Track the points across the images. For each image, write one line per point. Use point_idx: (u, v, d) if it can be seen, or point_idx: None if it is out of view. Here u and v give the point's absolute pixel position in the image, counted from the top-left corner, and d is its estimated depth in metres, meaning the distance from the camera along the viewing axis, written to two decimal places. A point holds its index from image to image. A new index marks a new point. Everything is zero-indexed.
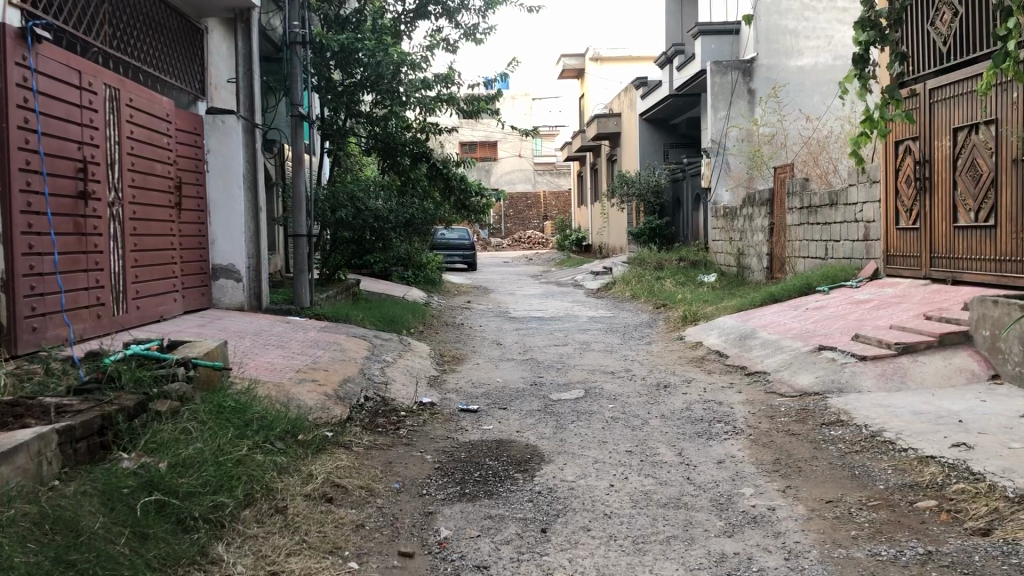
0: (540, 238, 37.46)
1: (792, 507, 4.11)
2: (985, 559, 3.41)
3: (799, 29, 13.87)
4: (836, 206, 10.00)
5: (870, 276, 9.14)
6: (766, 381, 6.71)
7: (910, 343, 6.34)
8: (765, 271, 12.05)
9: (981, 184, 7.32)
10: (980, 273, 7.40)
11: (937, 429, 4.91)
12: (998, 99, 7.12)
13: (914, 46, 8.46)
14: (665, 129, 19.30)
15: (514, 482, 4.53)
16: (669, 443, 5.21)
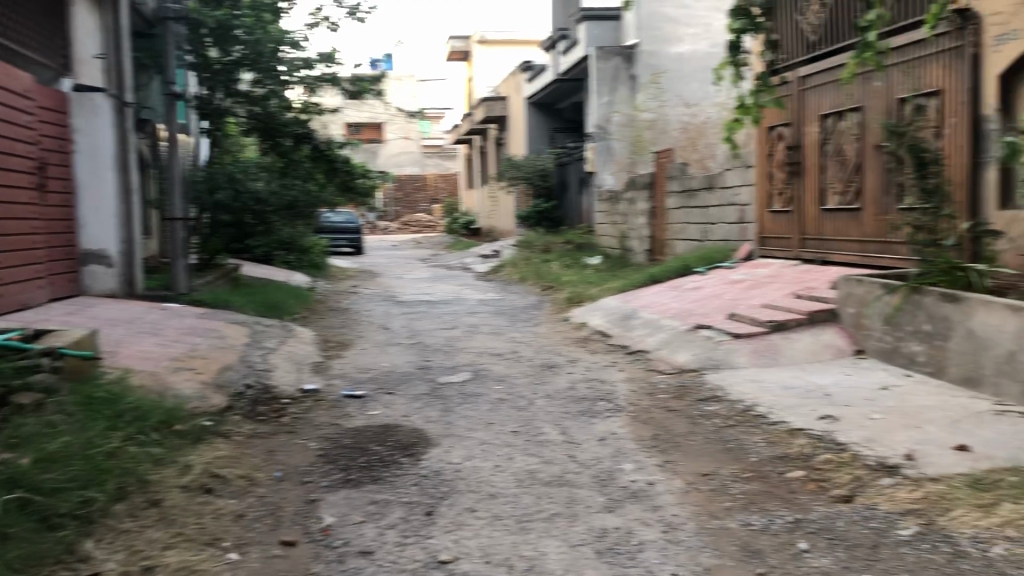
0: (428, 221, 37.34)
1: (670, 481, 4.25)
2: (847, 524, 3.61)
3: (679, 17, 13.96)
4: (713, 189, 10.33)
5: (745, 257, 9.50)
6: (647, 360, 6.89)
7: (781, 320, 6.62)
8: (647, 253, 12.33)
9: (848, 169, 7.68)
10: (846, 253, 7.78)
11: (806, 402, 5.17)
12: (861, 87, 7.48)
13: (787, 32, 8.78)
14: (550, 113, 19.52)
15: (400, 467, 4.51)
16: (554, 422, 5.30)
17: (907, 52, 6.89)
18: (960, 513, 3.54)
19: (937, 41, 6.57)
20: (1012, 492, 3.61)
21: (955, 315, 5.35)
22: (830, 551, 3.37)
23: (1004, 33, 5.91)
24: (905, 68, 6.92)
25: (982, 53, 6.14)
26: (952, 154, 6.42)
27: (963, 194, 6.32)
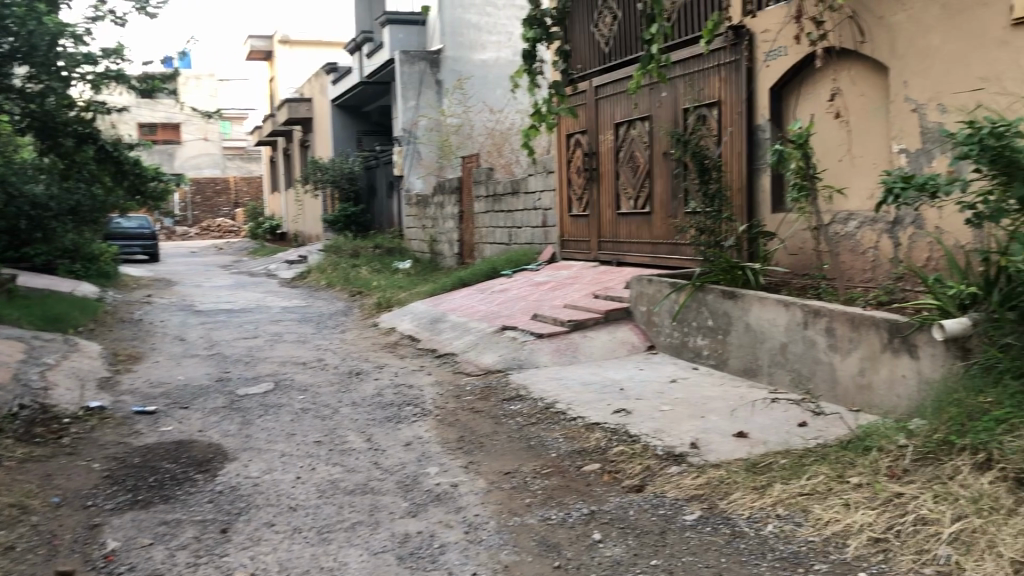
0: (231, 226, 35.98)
1: (474, 482, 4.30)
2: (638, 513, 3.79)
3: (482, 24, 14.54)
4: (517, 195, 10.57)
5: (548, 259, 9.79)
6: (454, 362, 6.94)
7: (580, 320, 6.86)
8: (456, 257, 12.44)
9: (639, 175, 8.08)
10: (639, 254, 8.17)
11: (602, 397, 5.39)
12: (650, 97, 7.90)
13: (581, 45, 9.15)
14: (357, 116, 19.29)
15: (193, 484, 4.30)
16: (359, 430, 5.23)
17: (690, 65, 7.35)
18: (739, 495, 3.79)
19: (716, 55, 7.04)
20: (782, 473, 3.91)
21: (734, 311, 5.75)
22: (622, 540, 3.52)
23: (773, 50, 6.42)
24: (689, 79, 7.37)
25: (756, 68, 6.63)
26: (731, 162, 6.89)
27: (741, 199, 6.79)
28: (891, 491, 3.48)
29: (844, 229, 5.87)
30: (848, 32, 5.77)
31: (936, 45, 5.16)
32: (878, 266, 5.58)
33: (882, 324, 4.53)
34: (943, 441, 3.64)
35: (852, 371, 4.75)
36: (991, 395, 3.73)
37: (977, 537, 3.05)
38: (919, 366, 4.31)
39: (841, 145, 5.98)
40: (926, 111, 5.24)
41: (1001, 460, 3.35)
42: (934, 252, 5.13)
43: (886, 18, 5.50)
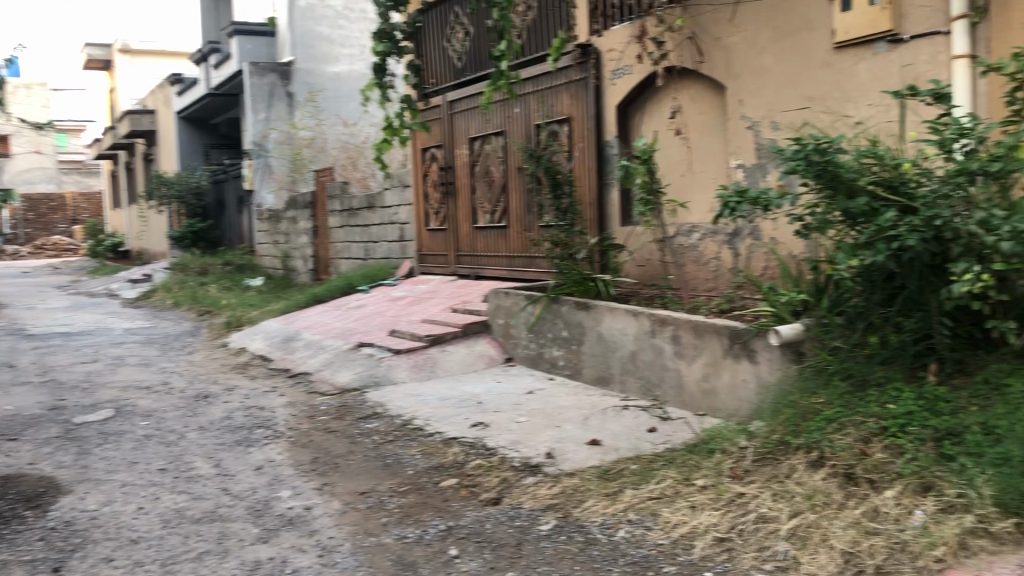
0: (68, 244, 34.00)
1: (327, 504, 4.20)
2: (495, 526, 3.80)
3: (333, 36, 14.36)
4: (373, 209, 10.46)
5: (406, 274, 9.74)
6: (308, 382, 6.77)
7: (437, 334, 6.84)
8: (310, 273, 12.17)
9: (494, 189, 8.17)
10: (496, 268, 8.24)
11: (459, 412, 5.40)
12: (502, 113, 7.99)
13: (434, 59, 9.17)
14: (204, 129, 18.66)
15: (22, 522, 4.00)
16: (206, 455, 5.02)
17: (541, 82, 7.49)
18: (592, 502, 3.87)
19: (565, 73, 7.20)
20: (633, 479, 4.02)
21: (587, 321, 5.87)
22: (478, 554, 3.51)
23: (619, 68, 6.62)
24: (540, 96, 7.50)
25: (603, 86, 6.82)
26: (582, 176, 7.05)
27: (592, 212, 6.96)
28: (733, 491, 3.63)
29: (687, 241, 6.11)
30: (688, 52, 6.05)
31: (768, 66, 5.48)
32: (720, 275, 5.84)
33: (723, 330, 4.74)
34: (780, 442, 3.83)
35: (697, 376, 4.94)
36: (823, 395, 3.95)
37: (811, 532, 3.22)
38: (758, 370, 4.54)
39: (684, 160, 6.26)
40: (760, 128, 5.54)
41: (832, 457, 3.54)
42: (770, 262, 5.41)
43: (722, 39, 5.79)
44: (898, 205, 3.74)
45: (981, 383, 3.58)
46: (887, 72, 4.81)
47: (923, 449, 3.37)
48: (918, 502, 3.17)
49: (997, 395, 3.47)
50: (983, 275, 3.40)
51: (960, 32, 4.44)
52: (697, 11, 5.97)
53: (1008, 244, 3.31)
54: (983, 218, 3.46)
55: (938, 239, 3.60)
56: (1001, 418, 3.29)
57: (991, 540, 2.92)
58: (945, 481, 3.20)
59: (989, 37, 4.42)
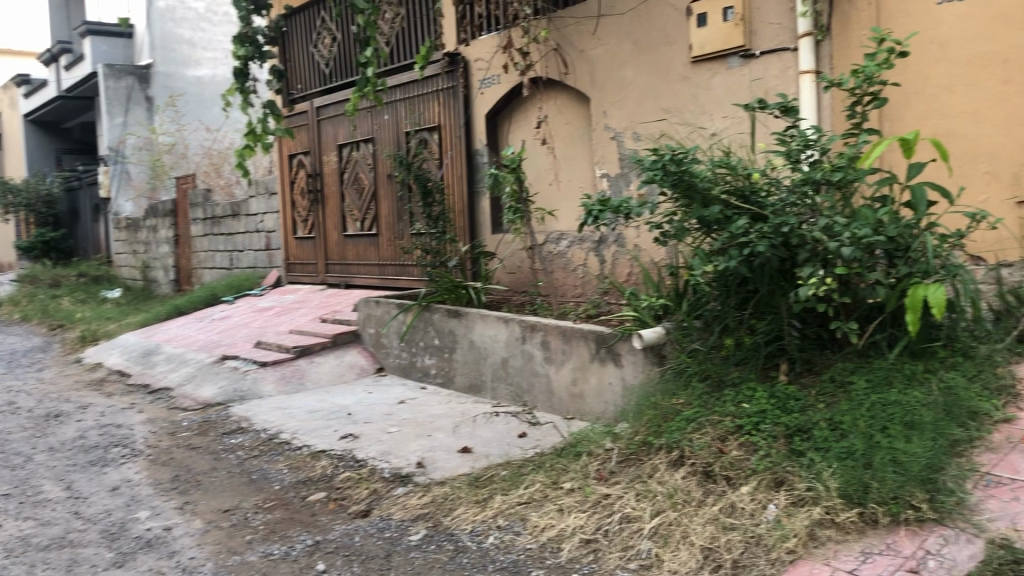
0: None
1: (189, 523, 4.04)
2: (364, 539, 3.74)
3: (194, 40, 13.88)
4: (238, 217, 10.16)
5: (274, 284, 9.52)
6: (169, 398, 6.49)
7: (306, 345, 6.71)
8: (172, 284, 11.71)
9: (364, 197, 8.08)
10: (366, 276, 8.15)
11: (328, 424, 5.31)
12: (371, 120, 7.93)
13: (300, 63, 9.00)
14: (55, 133, 17.75)
15: None
16: (56, 478, 4.74)
17: (410, 89, 7.46)
18: (462, 510, 3.87)
19: (434, 80, 7.20)
20: (502, 485, 4.04)
21: (458, 329, 5.87)
22: (346, 568, 3.45)
23: (487, 77, 6.67)
24: (409, 103, 7.47)
25: (472, 94, 6.86)
26: (452, 184, 7.07)
27: (462, 220, 6.99)
28: (599, 493, 3.71)
29: (556, 249, 6.22)
30: (553, 63, 6.18)
31: (630, 78, 5.68)
32: (587, 282, 5.97)
33: (589, 335, 4.85)
34: (642, 443, 3.94)
35: (565, 381, 5.03)
36: (682, 396, 4.09)
37: (673, 530, 3.32)
38: (622, 373, 4.67)
39: (551, 169, 6.38)
40: (623, 139, 5.71)
41: (691, 456, 3.67)
42: (634, 268, 5.60)
43: (586, 51, 5.95)
44: (750, 213, 3.91)
45: (827, 381, 3.79)
46: (740, 86, 5.09)
47: (775, 445, 3.53)
48: (771, 497, 3.32)
49: (841, 392, 3.68)
50: (827, 279, 3.59)
51: (806, 49, 4.76)
52: (562, 24, 6.11)
53: (849, 249, 3.52)
54: (827, 225, 3.65)
55: (785, 245, 3.79)
56: (845, 414, 3.48)
57: (837, 530, 3.08)
58: (795, 475, 3.36)
59: (831, 54, 4.77)
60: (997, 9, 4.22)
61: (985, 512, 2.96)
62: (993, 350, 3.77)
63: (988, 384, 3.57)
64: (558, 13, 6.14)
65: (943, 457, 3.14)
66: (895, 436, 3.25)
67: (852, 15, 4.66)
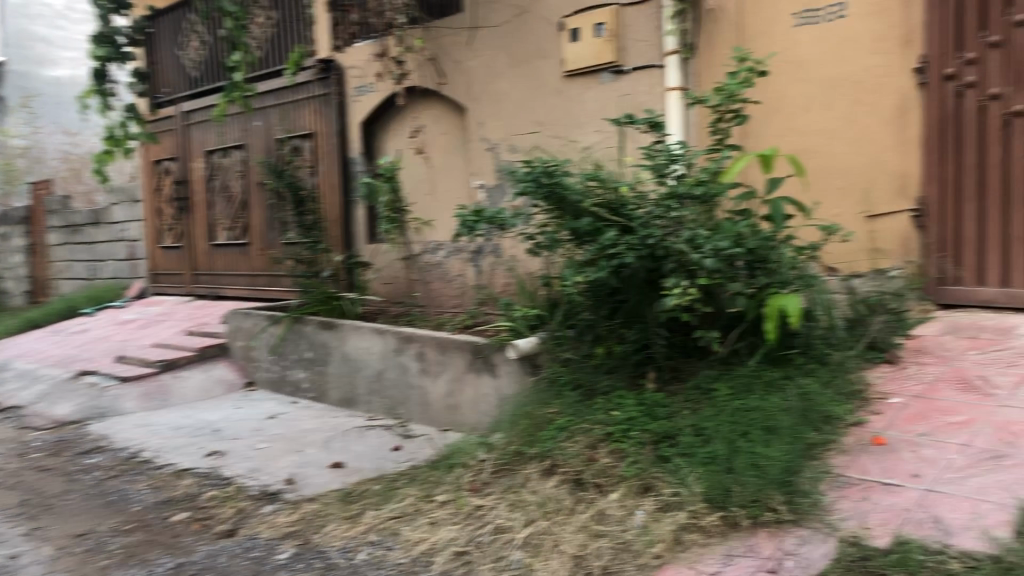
0: None
1: (37, 550, 3.78)
2: (228, 559, 3.59)
3: (51, 38, 13.30)
4: (98, 225, 9.65)
5: (138, 295, 9.13)
6: (19, 416, 6.09)
7: (171, 359, 6.44)
8: (24, 295, 11.03)
9: (234, 205, 7.84)
10: (237, 287, 7.90)
11: (193, 442, 5.11)
12: (242, 126, 7.71)
13: (166, 66, 8.67)
14: None
15: None
16: None
17: (283, 95, 7.30)
18: (332, 527, 3.78)
19: (307, 87, 7.07)
20: (374, 500, 3.97)
21: (331, 341, 5.75)
22: None
23: (362, 85, 6.59)
24: (281, 110, 7.32)
25: (346, 102, 6.76)
26: (327, 193, 6.98)
27: (337, 229, 6.91)
28: (472, 505, 3.70)
29: (433, 259, 6.19)
30: (429, 73, 6.15)
31: (505, 90, 5.73)
32: (464, 292, 5.97)
33: (465, 345, 4.83)
34: (516, 452, 3.97)
35: (441, 393, 5.00)
36: (555, 405, 4.12)
37: (543, 539, 3.33)
38: (498, 384, 4.68)
39: (426, 180, 6.37)
40: (499, 150, 5.77)
41: (563, 465, 3.71)
42: (510, 279, 5.64)
43: (462, 62, 5.97)
44: (619, 225, 3.98)
45: (692, 388, 3.89)
46: (610, 101, 5.22)
47: (643, 451, 3.61)
48: (638, 503, 3.38)
49: (705, 399, 3.79)
50: (690, 289, 3.70)
51: (672, 66, 4.93)
52: (437, 34, 6.11)
53: (710, 260, 3.65)
54: (690, 237, 3.76)
55: (652, 256, 3.90)
56: (709, 420, 3.58)
57: (701, 534, 3.16)
58: (662, 481, 3.44)
59: (697, 72, 4.99)
60: (847, 33, 4.53)
61: (838, 512, 3.08)
62: (845, 357, 3.94)
63: (842, 389, 3.73)
64: (434, 22, 6.12)
65: (799, 460, 3.26)
66: (755, 441, 3.36)
67: (715, 36, 4.90)
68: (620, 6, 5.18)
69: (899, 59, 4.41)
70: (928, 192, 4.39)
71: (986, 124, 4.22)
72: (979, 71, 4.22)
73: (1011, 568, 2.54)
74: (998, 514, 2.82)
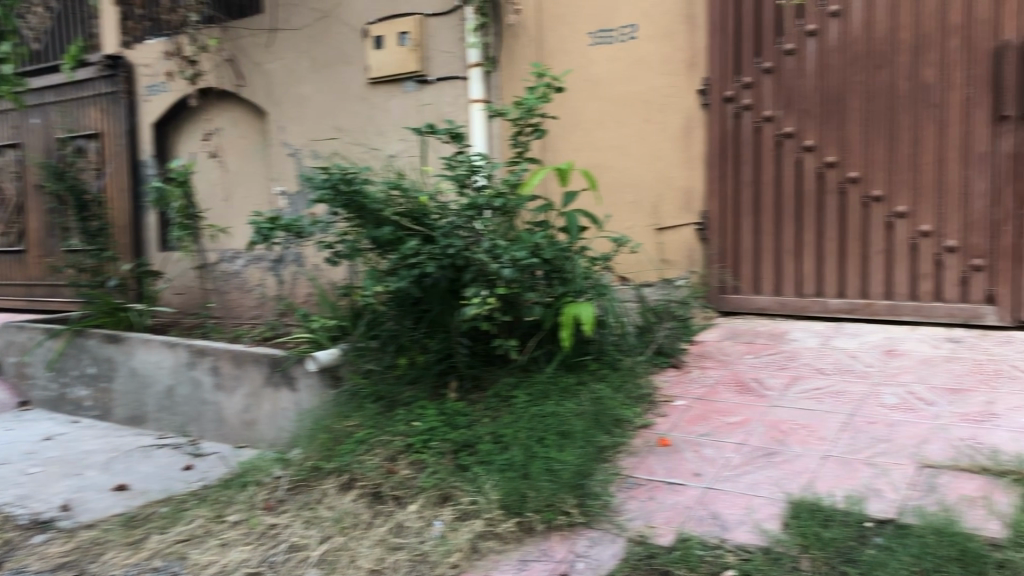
0: None
1: None
2: None
3: None
4: None
5: None
6: None
7: None
8: None
9: (8, 210, 7.22)
10: (10, 299, 7.28)
11: None
12: (17, 124, 7.11)
13: None
14: None
15: None
16: None
17: (64, 92, 6.80)
18: (111, 555, 3.50)
19: (91, 85, 6.61)
20: (159, 523, 3.73)
21: (116, 355, 5.38)
22: None
23: (154, 84, 6.25)
24: (62, 108, 6.81)
25: (135, 101, 6.38)
26: (114, 197, 6.56)
27: (126, 236, 6.52)
28: (266, 523, 3.55)
29: (230, 268, 6.00)
30: (226, 75, 5.91)
31: (308, 95, 5.60)
32: (264, 303, 5.80)
33: (262, 358, 4.66)
34: (313, 468, 3.85)
35: (236, 409, 4.80)
36: (355, 418, 4.05)
37: (339, 555, 3.25)
38: (297, 398, 4.55)
39: (224, 186, 6.13)
40: (302, 156, 5.64)
41: (361, 478, 3.64)
42: (312, 290, 5.55)
43: (261, 64, 5.77)
44: (421, 234, 3.96)
45: (491, 396, 3.93)
46: (413, 110, 5.26)
47: (443, 461, 3.60)
48: (436, 513, 3.37)
49: (504, 406, 3.84)
50: (489, 299, 3.74)
51: (475, 78, 5.02)
52: (236, 34, 5.87)
53: (509, 270, 3.70)
54: (489, 247, 3.78)
55: (453, 266, 3.91)
56: (507, 427, 3.63)
57: (497, 541, 3.18)
58: (459, 489, 3.43)
59: (499, 85, 5.09)
60: (638, 53, 4.75)
61: (626, 512, 3.20)
62: (634, 362, 4.13)
63: (631, 394, 3.89)
64: (231, 22, 5.89)
65: (591, 463, 3.35)
66: (550, 446, 3.43)
67: (515, 51, 5.02)
68: (424, 15, 5.18)
69: (684, 81, 4.67)
70: (711, 206, 4.68)
71: (761, 144, 4.55)
72: (754, 94, 4.54)
73: (779, 558, 2.73)
74: (769, 508, 3.02)
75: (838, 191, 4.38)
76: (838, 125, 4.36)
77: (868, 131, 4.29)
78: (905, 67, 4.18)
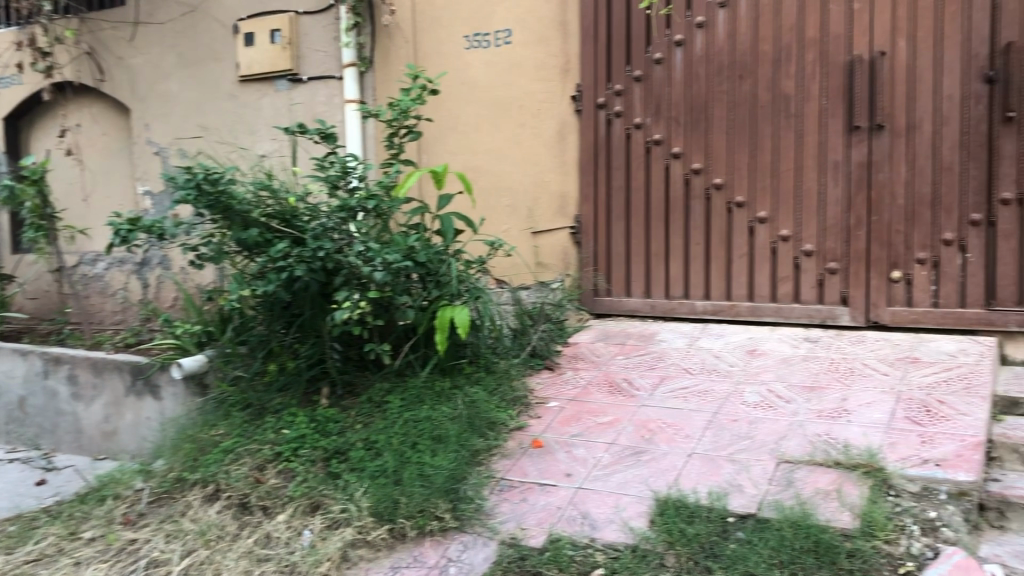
0: None
1: None
2: None
3: None
4: None
5: None
6: None
7: None
8: None
9: None
10: None
11: None
12: None
13: None
14: None
15: None
16: None
17: None
18: None
19: None
20: (6, 543, 3.50)
21: None
22: None
23: (4, 77, 5.90)
24: None
25: None
26: None
27: None
28: (125, 539, 3.39)
29: (91, 272, 5.74)
30: (86, 69, 5.64)
31: (174, 92, 5.40)
32: (128, 308, 5.57)
33: (124, 366, 4.46)
34: (176, 479, 3.70)
35: (96, 419, 4.57)
36: (222, 427, 3.91)
37: (204, 569, 3.13)
38: (161, 406, 4.37)
39: (83, 186, 5.86)
40: (168, 154, 5.45)
41: (227, 489, 3.51)
42: (178, 294, 5.41)
43: (124, 58, 5.52)
44: (291, 237, 3.84)
45: (365, 402, 3.87)
46: (285, 109, 5.16)
47: (313, 469, 3.51)
48: (306, 522, 3.29)
49: (378, 412, 3.79)
50: (361, 303, 3.69)
51: (350, 79, 4.97)
52: (96, 26, 5.61)
53: (381, 274, 3.66)
54: (362, 250, 3.72)
55: (324, 270, 3.83)
56: (380, 433, 3.58)
57: (369, 548, 3.13)
58: (330, 497, 3.36)
59: (374, 86, 5.04)
60: (512, 58, 4.79)
61: (497, 515, 3.20)
62: (510, 364, 4.16)
63: (506, 396, 3.90)
64: (91, 13, 5.61)
65: (464, 467, 3.35)
66: (423, 451, 3.41)
67: (390, 52, 4.97)
68: (296, 13, 5.08)
69: (557, 87, 4.74)
70: (584, 211, 4.76)
71: (631, 150, 4.65)
72: (625, 102, 4.64)
73: (646, 556, 2.80)
74: (637, 506, 3.08)
75: (704, 197, 4.52)
76: (703, 132, 4.50)
77: (731, 139, 4.45)
78: (766, 78, 4.36)
